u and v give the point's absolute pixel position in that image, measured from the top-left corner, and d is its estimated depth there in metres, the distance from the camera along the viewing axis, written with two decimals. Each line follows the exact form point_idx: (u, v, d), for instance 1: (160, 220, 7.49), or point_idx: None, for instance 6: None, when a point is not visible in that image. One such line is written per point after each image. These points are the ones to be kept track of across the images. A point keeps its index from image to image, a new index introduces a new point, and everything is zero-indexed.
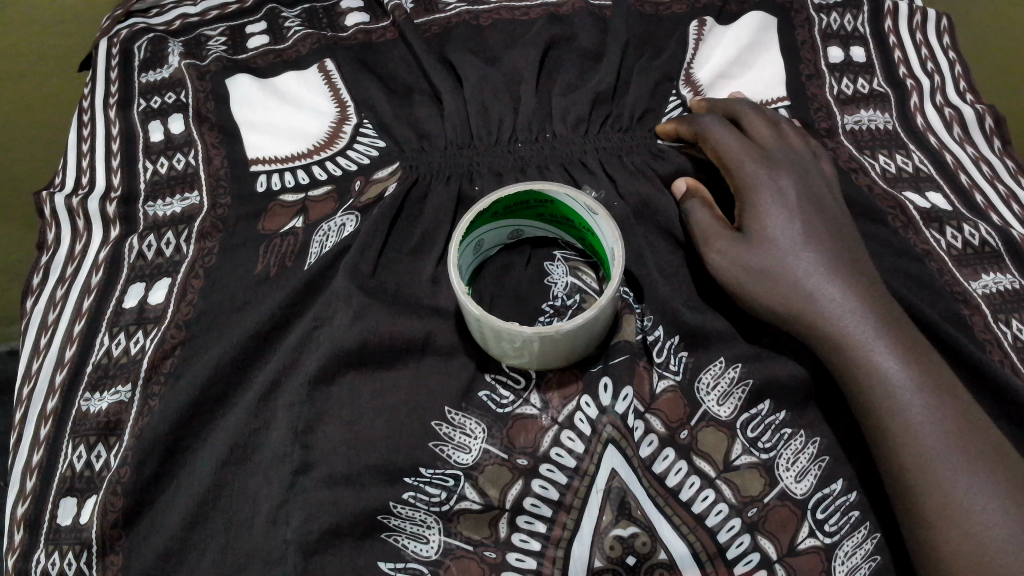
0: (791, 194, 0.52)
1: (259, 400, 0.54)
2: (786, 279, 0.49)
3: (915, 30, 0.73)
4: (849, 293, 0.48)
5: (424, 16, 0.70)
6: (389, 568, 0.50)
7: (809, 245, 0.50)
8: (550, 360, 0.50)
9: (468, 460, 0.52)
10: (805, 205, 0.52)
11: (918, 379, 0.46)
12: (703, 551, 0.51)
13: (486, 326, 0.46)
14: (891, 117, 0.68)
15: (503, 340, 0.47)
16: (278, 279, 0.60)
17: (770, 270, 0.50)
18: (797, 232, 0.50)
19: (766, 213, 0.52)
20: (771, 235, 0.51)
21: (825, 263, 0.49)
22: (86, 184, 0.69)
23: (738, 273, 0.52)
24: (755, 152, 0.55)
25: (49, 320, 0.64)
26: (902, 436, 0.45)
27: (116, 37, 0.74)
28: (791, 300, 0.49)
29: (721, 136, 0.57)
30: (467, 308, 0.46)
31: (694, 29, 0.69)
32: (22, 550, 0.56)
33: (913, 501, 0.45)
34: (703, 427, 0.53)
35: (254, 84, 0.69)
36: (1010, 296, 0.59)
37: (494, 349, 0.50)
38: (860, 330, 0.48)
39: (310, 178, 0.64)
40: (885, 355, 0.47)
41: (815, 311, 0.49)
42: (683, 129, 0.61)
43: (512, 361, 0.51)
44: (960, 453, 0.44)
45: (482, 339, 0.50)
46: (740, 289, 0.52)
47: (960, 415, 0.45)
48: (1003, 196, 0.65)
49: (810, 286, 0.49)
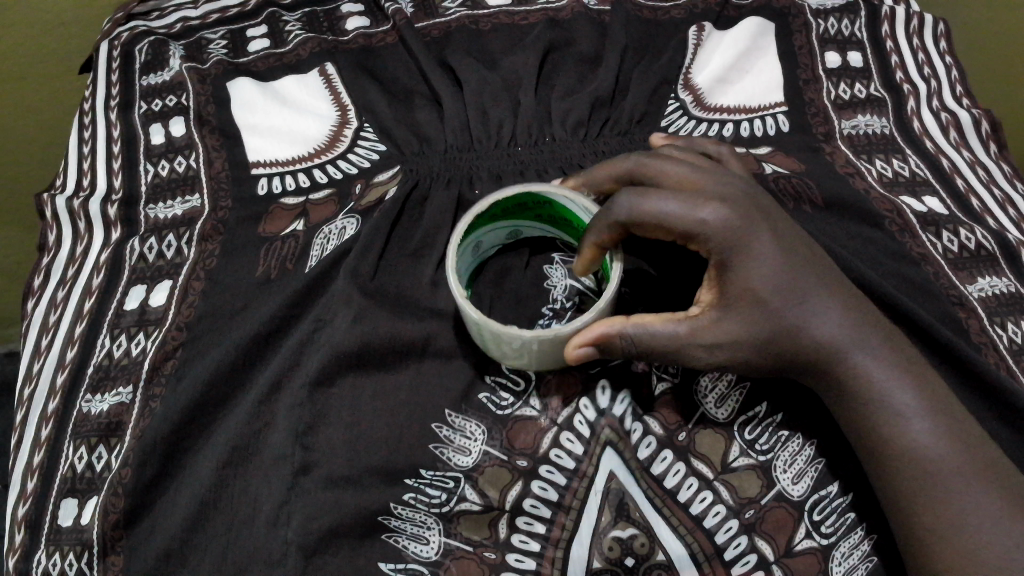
0: (760, 238, 0.46)
1: (259, 402, 0.55)
2: (779, 329, 0.46)
3: (913, 35, 0.73)
4: (838, 316, 0.47)
5: (424, 20, 0.71)
6: (389, 568, 0.51)
7: (794, 285, 0.46)
8: (557, 363, 0.51)
9: (468, 462, 0.52)
10: (752, 228, 0.46)
11: (917, 394, 0.46)
12: (700, 552, 0.51)
13: (486, 330, 0.47)
14: (888, 121, 0.68)
15: (507, 343, 0.47)
16: (280, 281, 0.60)
17: (751, 324, 0.46)
18: (778, 272, 0.46)
19: (744, 266, 0.46)
20: (742, 284, 0.46)
21: (818, 298, 0.47)
22: (87, 186, 0.69)
23: (733, 340, 0.47)
24: (687, 199, 0.45)
25: (50, 322, 0.65)
26: (906, 461, 0.45)
27: (117, 40, 0.74)
28: (780, 340, 0.47)
29: (662, 213, 0.45)
30: (467, 312, 0.47)
31: (693, 34, 0.70)
32: (23, 551, 0.56)
33: (913, 521, 0.45)
34: (701, 429, 0.53)
35: (255, 87, 0.69)
36: (1005, 300, 0.60)
37: (500, 352, 0.50)
38: (859, 359, 0.47)
39: (310, 182, 0.65)
40: (887, 382, 0.46)
41: (806, 343, 0.47)
42: (618, 344, 0.46)
43: (517, 363, 0.51)
44: (960, 471, 0.44)
45: (485, 342, 0.50)
46: (734, 354, 0.47)
47: (957, 427, 0.46)
48: (999, 201, 0.66)
49: (805, 325, 0.46)
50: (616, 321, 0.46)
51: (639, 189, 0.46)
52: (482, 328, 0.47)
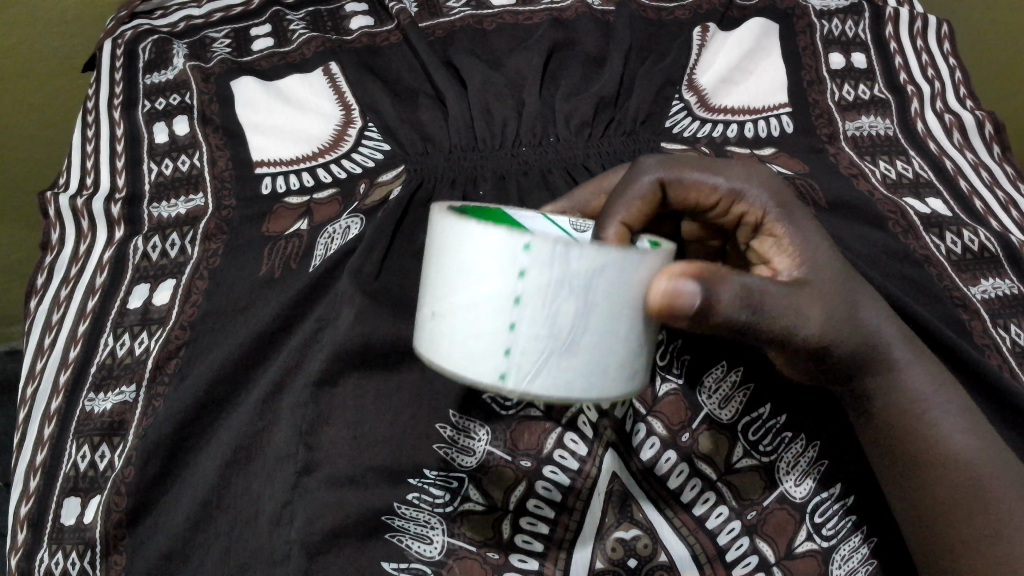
0: (803, 211, 0.45)
1: (262, 401, 0.54)
2: (850, 309, 0.43)
3: (916, 37, 0.74)
4: (879, 304, 0.46)
5: (428, 20, 0.71)
6: (393, 568, 0.50)
7: (847, 266, 0.44)
8: (625, 339, 0.37)
9: (471, 463, 0.52)
10: (795, 209, 0.45)
11: (944, 392, 0.46)
12: (702, 553, 0.51)
13: (546, 258, 0.34)
14: (892, 123, 0.68)
15: (571, 284, 0.34)
16: (284, 280, 0.60)
17: (831, 297, 0.43)
18: (829, 247, 0.44)
19: (800, 241, 0.44)
20: (810, 246, 0.44)
21: (866, 287, 0.45)
22: (91, 185, 0.69)
23: (826, 308, 0.42)
24: (724, 164, 0.47)
25: (54, 320, 0.65)
26: (943, 464, 0.45)
27: (120, 38, 0.74)
28: (850, 324, 0.43)
29: (695, 172, 0.46)
30: (512, 239, 0.34)
31: (697, 35, 0.70)
32: (26, 549, 0.56)
33: (951, 524, 0.45)
34: (704, 430, 0.53)
35: (259, 86, 0.69)
36: (1007, 302, 0.60)
37: (553, 328, 0.35)
38: (900, 357, 0.46)
39: (314, 181, 0.65)
40: (923, 381, 0.46)
41: (866, 329, 0.44)
42: (725, 295, 0.37)
43: (575, 345, 0.35)
44: (994, 474, 0.44)
45: (527, 309, 0.35)
46: (829, 329, 0.42)
47: (982, 423, 0.46)
48: (1002, 202, 0.66)
49: (864, 313, 0.44)
50: (723, 270, 0.38)
51: (670, 159, 0.47)
52: (527, 264, 0.34)
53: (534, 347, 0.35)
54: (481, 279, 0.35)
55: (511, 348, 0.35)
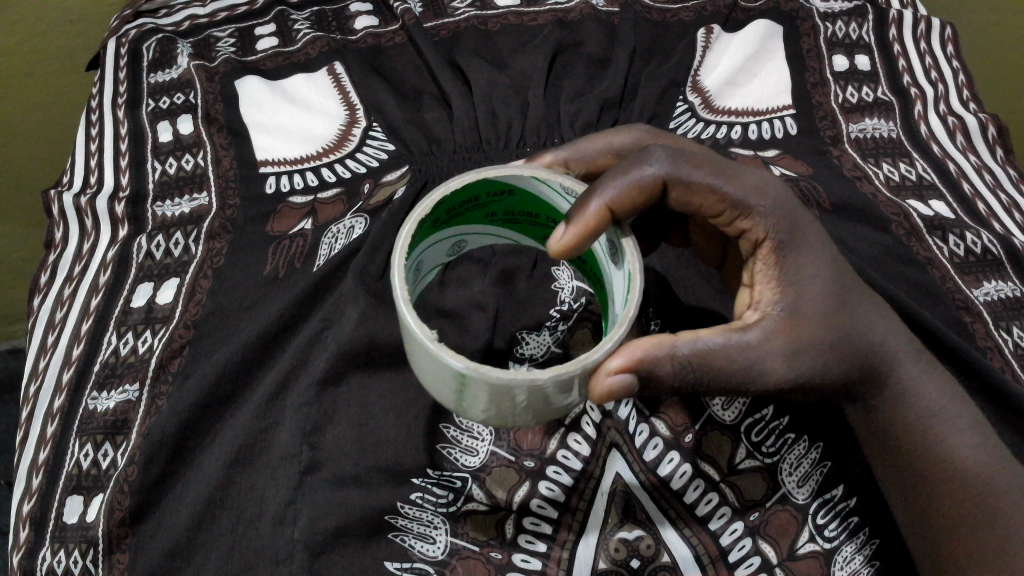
0: (811, 239, 0.46)
1: (266, 401, 0.55)
2: (843, 335, 0.45)
3: (919, 40, 0.74)
4: (884, 324, 0.47)
5: (433, 21, 0.71)
6: (395, 568, 0.50)
7: (849, 292, 0.46)
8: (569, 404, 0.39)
9: (475, 463, 0.53)
10: (803, 232, 0.46)
11: (951, 403, 0.47)
12: (705, 554, 0.51)
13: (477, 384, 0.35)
14: (895, 126, 0.69)
15: (505, 397, 0.35)
16: (288, 279, 0.60)
17: (818, 330, 0.44)
18: (829, 275, 0.45)
19: (801, 267, 0.45)
20: (802, 277, 0.45)
21: (869, 310, 0.47)
22: (94, 184, 0.69)
23: (800, 344, 0.44)
24: (734, 174, 0.46)
25: (58, 319, 0.65)
26: (957, 471, 0.45)
27: (125, 37, 0.74)
28: (849, 346, 0.45)
29: (704, 173, 0.46)
30: (447, 363, 0.34)
31: (701, 38, 0.70)
32: (28, 547, 0.56)
33: (968, 532, 0.45)
34: (708, 431, 0.53)
35: (264, 86, 0.69)
36: (1010, 304, 0.60)
37: (493, 411, 0.37)
38: (906, 373, 0.47)
39: (319, 180, 0.65)
40: (929, 395, 0.47)
41: (869, 346, 0.46)
42: (664, 367, 0.41)
43: (509, 419, 0.38)
44: (1003, 479, 0.45)
45: (469, 400, 0.37)
46: (811, 361, 0.44)
47: (986, 431, 0.47)
48: (1005, 205, 0.66)
49: (863, 334, 0.46)
50: (662, 343, 0.41)
51: (680, 150, 0.47)
52: (465, 382, 0.35)
53: (478, 414, 0.38)
54: (429, 368, 0.37)
55: (461, 409, 0.39)
